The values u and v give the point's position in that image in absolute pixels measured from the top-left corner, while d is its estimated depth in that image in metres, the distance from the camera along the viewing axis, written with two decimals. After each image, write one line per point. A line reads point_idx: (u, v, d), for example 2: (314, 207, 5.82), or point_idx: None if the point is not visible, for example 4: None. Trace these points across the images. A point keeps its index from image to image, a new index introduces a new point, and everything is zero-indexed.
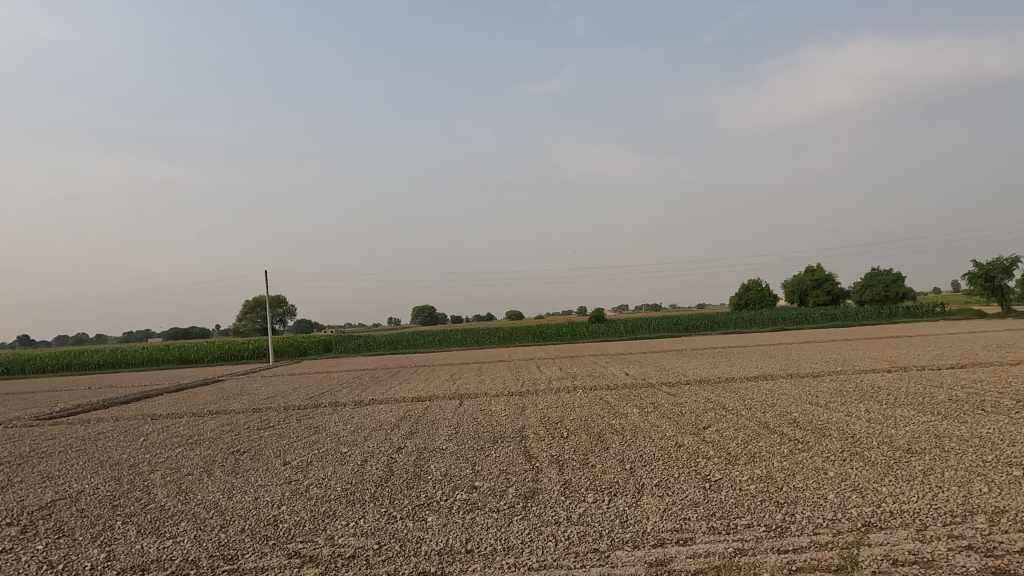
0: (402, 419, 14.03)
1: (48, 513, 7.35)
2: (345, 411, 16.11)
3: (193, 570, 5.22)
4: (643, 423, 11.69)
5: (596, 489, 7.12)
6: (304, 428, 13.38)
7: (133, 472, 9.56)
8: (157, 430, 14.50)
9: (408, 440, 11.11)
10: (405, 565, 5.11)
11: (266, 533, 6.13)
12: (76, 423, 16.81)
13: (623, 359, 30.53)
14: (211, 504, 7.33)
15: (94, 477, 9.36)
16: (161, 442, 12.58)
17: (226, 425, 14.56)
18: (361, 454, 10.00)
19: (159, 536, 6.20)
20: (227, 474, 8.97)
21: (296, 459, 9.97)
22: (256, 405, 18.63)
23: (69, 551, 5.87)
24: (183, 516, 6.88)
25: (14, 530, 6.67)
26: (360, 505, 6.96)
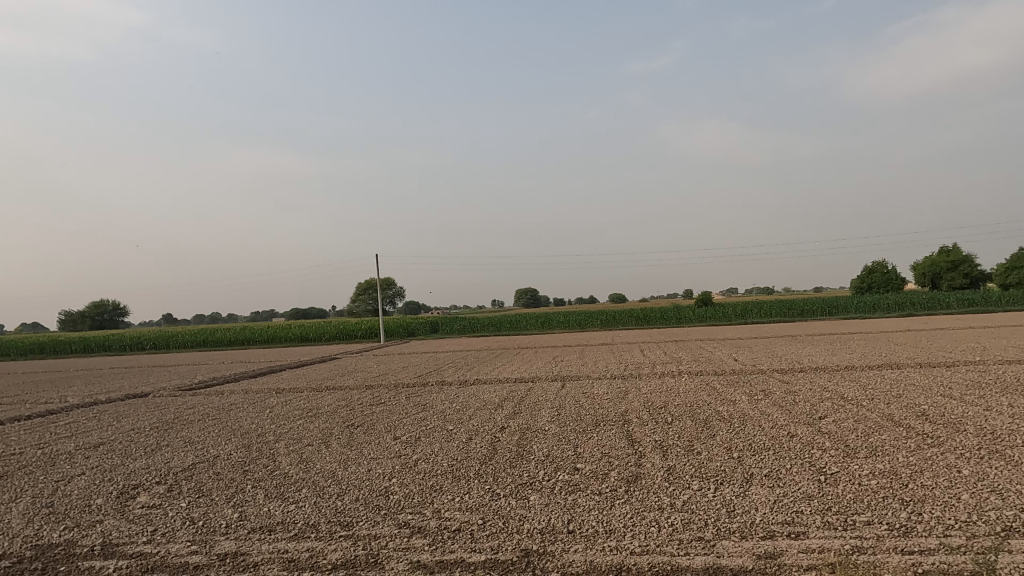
0: (506, 399, 14.30)
1: (189, 474, 8.14)
2: (452, 390, 16.65)
3: (314, 534, 5.61)
4: (753, 410, 11.23)
5: (702, 476, 6.94)
6: (413, 405, 13.98)
7: (259, 441, 10.39)
8: (281, 403, 15.66)
9: (511, 420, 11.31)
10: (509, 542, 5.24)
11: (378, 503, 6.47)
12: (212, 394, 18.45)
13: (732, 344, 29.48)
14: (329, 473, 7.83)
15: (228, 443, 10.26)
16: (285, 414, 13.59)
17: (342, 400, 15.47)
18: (466, 432, 10.29)
19: (284, 500, 6.71)
20: (342, 446, 9.53)
21: (405, 434, 10.41)
22: (368, 382, 19.66)
23: (207, 509, 6.49)
24: (304, 483, 7.41)
25: (161, 489, 7.44)
26: (465, 482, 7.18)
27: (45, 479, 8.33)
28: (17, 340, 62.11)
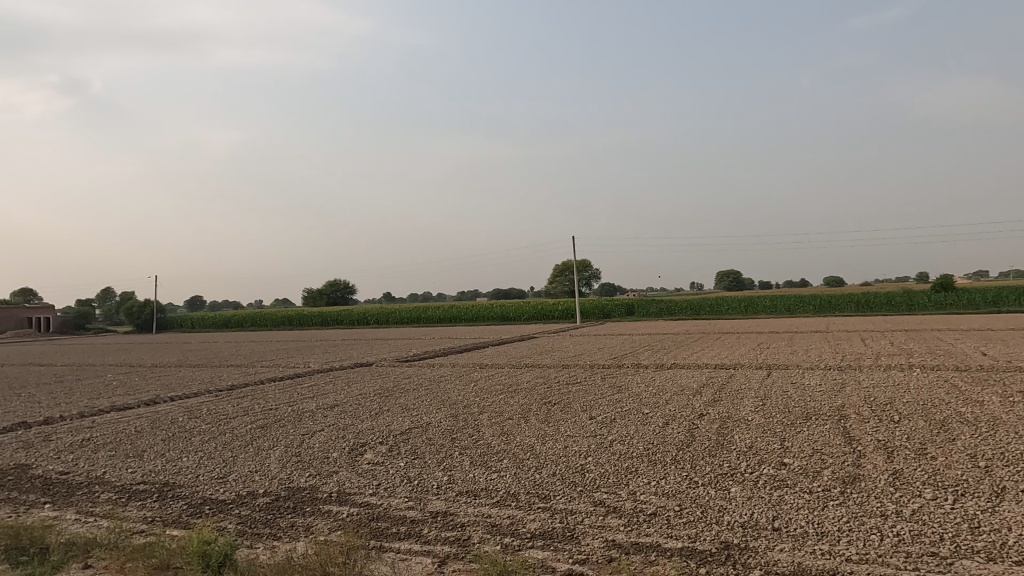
0: (705, 386, 13.78)
1: (406, 437, 9.02)
2: (648, 373, 16.46)
3: (514, 503, 5.91)
4: (1008, 414, 9.57)
5: (938, 485, 6.09)
6: (609, 387, 14.04)
7: (466, 411, 11.18)
8: (485, 377, 16.67)
9: (711, 407, 10.87)
10: (707, 532, 5.07)
11: (574, 479, 6.63)
12: (425, 367, 20.23)
13: (979, 337, 25.39)
14: (528, 447, 8.18)
15: (438, 412, 11.18)
16: (489, 388, 14.45)
17: (540, 378, 16.05)
18: (663, 417, 10.10)
19: (487, 468, 7.16)
20: (540, 422, 9.89)
21: (601, 415, 10.50)
22: (565, 362, 20.14)
23: (421, 470, 7.14)
24: (506, 454, 7.83)
25: (384, 448, 8.34)
26: (661, 466, 7.07)
27: (295, 432, 9.77)
28: (272, 313, 73.21)
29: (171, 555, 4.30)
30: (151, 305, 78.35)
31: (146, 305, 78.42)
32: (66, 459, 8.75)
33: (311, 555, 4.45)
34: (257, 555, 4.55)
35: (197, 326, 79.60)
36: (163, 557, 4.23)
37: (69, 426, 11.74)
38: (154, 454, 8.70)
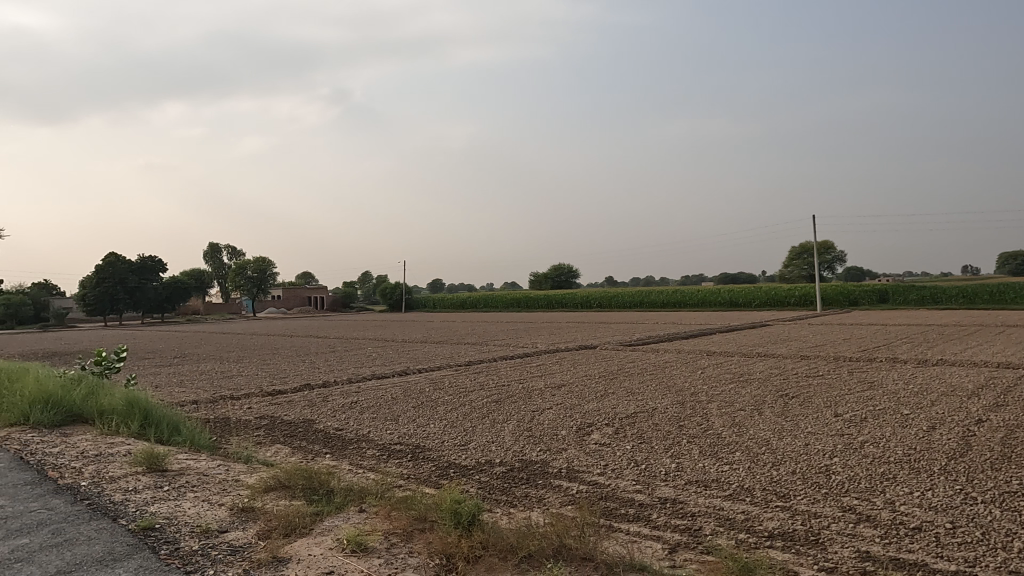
0: (984, 387, 11.72)
1: (632, 421, 9.03)
2: (906, 369, 14.48)
3: (748, 498, 5.60)
4: None
5: None
6: (857, 382, 12.62)
7: (693, 399, 10.85)
8: (713, 365, 16.03)
9: (992, 413, 9.21)
10: (991, 558, 4.31)
11: (817, 480, 6.08)
12: (649, 351, 20.05)
13: None
14: (762, 441, 7.69)
15: (665, 398, 11.00)
16: (717, 376, 13.87)
17: (775, 368, 14.98)
18: (928, 420, 8.80)
19: (718, 459, 6.88)
20: (776, 415, 9.23)
21: (849, 412, 9.48)
22: (804, 352, 18.56)
23: (648, 455, 7.11)
24: (738, 446, 7.45)
25: (610, 430, 8.45)
26: (927, 476, 6.17)
27: (526, 408, 10.33)
28: (502, 296, 78.10)
29: (427, 507, 4.80)
30: (401, 288, 88.39)
31: (397, 287, 88.64)
32: (341, 417, 10.27)
33: (545, 524, 4.67)
34: (497, 520, 4.90)
35: (438, 306, 88.00)
36: (420, 509, 4.75)
37: (342, 389, 13.76)
38: (408, 419, 9.83)
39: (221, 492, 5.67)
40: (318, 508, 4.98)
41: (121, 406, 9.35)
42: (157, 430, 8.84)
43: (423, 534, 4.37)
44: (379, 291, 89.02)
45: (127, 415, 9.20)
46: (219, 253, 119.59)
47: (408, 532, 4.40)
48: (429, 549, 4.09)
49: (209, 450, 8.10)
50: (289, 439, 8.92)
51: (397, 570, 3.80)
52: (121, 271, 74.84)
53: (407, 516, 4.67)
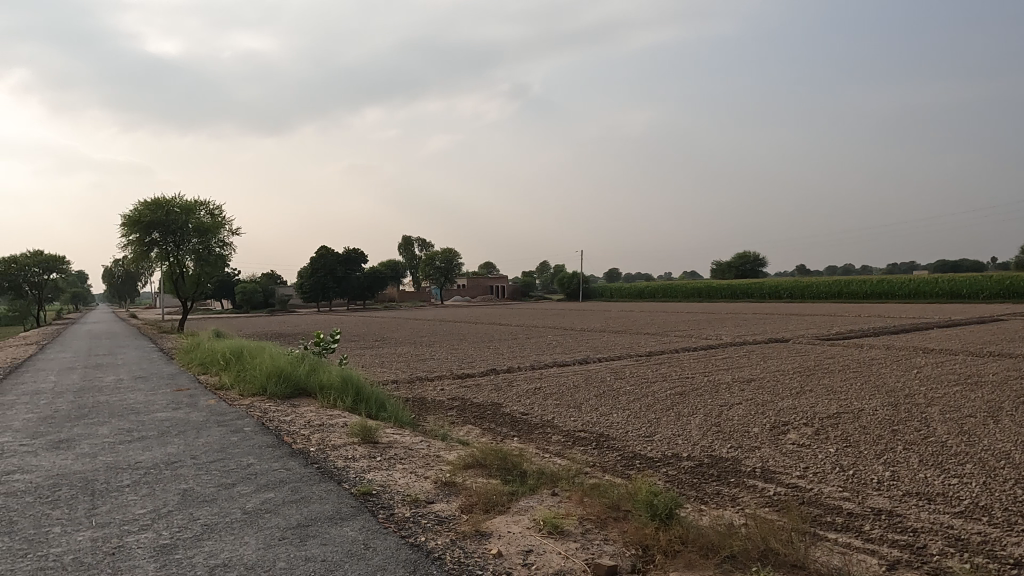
0: None
1: (835, 422, 8.28)
2: None
3: (985, 517, 4.88)
4: None
5: None
6: None
7: (908, 401, 9.69)
8: (931, 364, 14.18)
9: None
10: None
11: None
12: (852, 346, 18.25)
13: None
14: (1001, 454, 6.65)
15: (873, 399, 9.95)
16: (938, 377, 12.24)
17: (1014, 370, 12.89)
18: None
19: (944, 471, 6.08)
20: (1018, 425, 7.93)
21: None
22: None
23: (856, 460, 6.48)
24: (969, 458, 6.52)
25: (810, 430, 7.83)
26: None
27: (713, 402, 9.93)
28: (682, 285, 75.66)
29: (620, 496, 4.80)
30: (578, 277, 89.25)
31: (574, 276, 89.62)
32: (526, 402, 10.65)
33: (743, 524, 4.45)
34: (691, 515, 4.76)
35: (615, 296, 87.59)
36: (613, 497, 4.76)
37: (526, 375, 14.26)
38: (590, 407, 9.92)
39: (425, 466, 6.16)
40: (513, 488, 5.21)
41: (337, 383, 10.53)
42: (367, 406, 9.82)
43: (617, 523, 4.38)
44: (557, 281, 90.65)
45: (342, 391, 10.34)
46: (411, 245, 129.38)
47: (602, 520, 4.43)
48: (624, 539, 4.09)
49: (411, 426, 8.85)
50: (479, 420, 9.44)
51: (593, 555, 3.85)
52: (331, 263, 83.95)
53: (600, 503, 4.70)
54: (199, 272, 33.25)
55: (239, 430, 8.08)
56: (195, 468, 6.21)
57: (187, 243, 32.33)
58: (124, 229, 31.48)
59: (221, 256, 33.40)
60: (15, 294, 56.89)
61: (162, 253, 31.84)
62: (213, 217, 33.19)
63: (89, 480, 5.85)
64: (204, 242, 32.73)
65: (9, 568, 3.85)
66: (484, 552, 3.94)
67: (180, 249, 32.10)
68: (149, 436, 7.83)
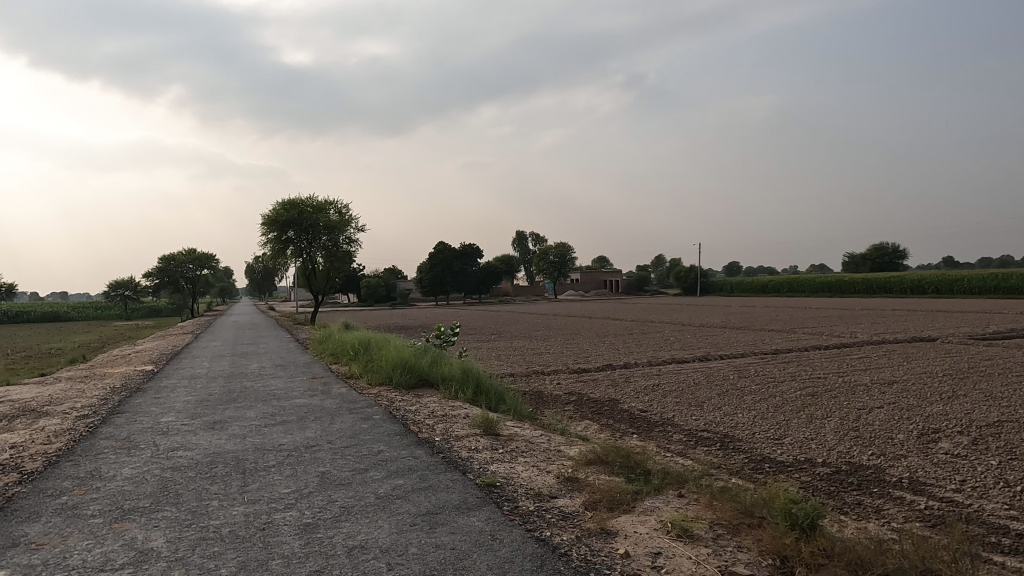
0: None
1: (996, 431, 7.45)
2: None
3: None
4: None
5: None
6: None
7: None
8: None
9: None
10: None
11: None
12: (1012, 348, 16.36)
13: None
14: None
15: None
16: None
17: None
18: None
19: None
20: None
21: None
22: None
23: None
24: None
25: (966, 440, 7.10)
26: None
27: (850, 405, 9.26)
28: (809, 280, 71.21)
29: (753, 502, 4.59)
30: (696, 271, 86.40)
31: (691, 270, 86.82)
32: (645, 399, 10.45)
33: (892, 540, 4.10)
34: (832, 526, 4.46)
35: (736, 291, 83.99)
36: (746, 503, 4.56)
37: (644, 371, 14.01)
38: (713, 406, 9.58)
39: (546, 460, 6.20)
40: (637, 487, 5.13)
41: (458, 375, 10.86)
42: (487, 398, 10.05)
43: (752, 530, 4.18)
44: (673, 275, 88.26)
45: (463, 383, 10.65)
46: (525, 240, 130.76)
47: (734, 525, 4.25)
48: (760, 547, 3.91)
49: (530, 420, 8.95)
50: (597, 416, 9.39)
51: (727, 562, 3.70)
52: (448, 258, 86.63)
53: (732, 508, 4.51)
54: (328, 267, 35.44)
55: (369, 417, 8.53)
56: (331, 452, 6.63)
57: (318, 240, 34.55)
58: (264, 227, 34.16)
59: (347, 252, 35.38)
60: (174, 287, 63.44)
61: (297, 250, 34.24)
62: (340, 216, 35.23)
63: (240, 459, 6.40)
64: (333, 239, 34.82)
65: (178, 536, 4.29)
66: (610, 551, 3.89)
67: (312, 246, 34.37)
68: (290, 420, 8.45)
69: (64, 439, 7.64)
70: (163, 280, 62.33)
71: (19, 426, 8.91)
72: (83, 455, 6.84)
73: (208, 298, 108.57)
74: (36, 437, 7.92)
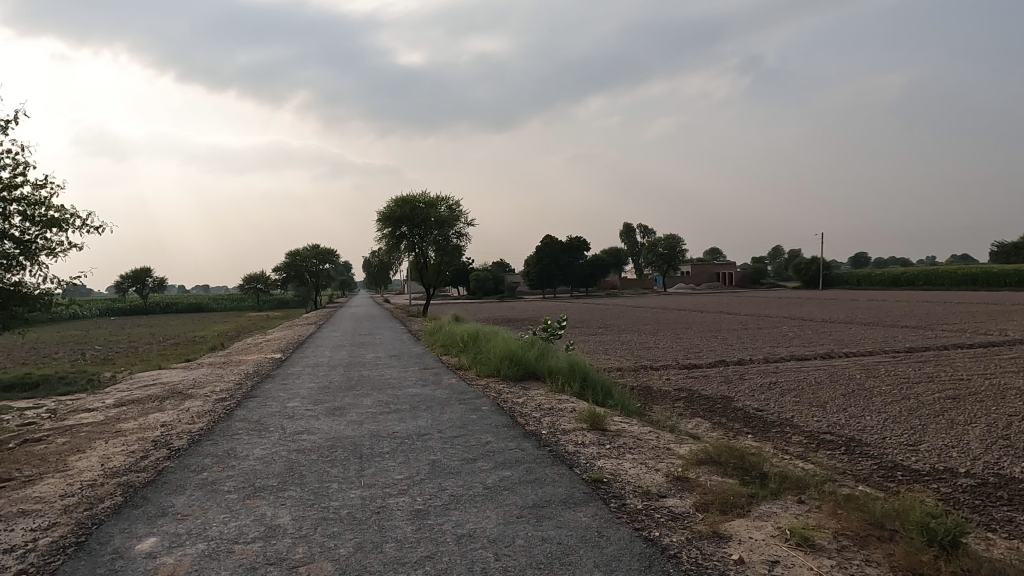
0: None
1: None
2: None
3: None
4: None
5: None
6: None
7: None
8: None
9: None
10: None
11: None
12: None
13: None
14: None
15: None
16: None
17: None
18: None
19: None
20: None
21: None
22: None
23: None
24: None
25: None
26: None
27: (998, 411, 8.35)
28: (949, 271, 65.02)
29: (883, 513, 4.25)
30: (818, 263, 81.34)
31: (813, 262, 81.91)
32: (760, 398, 9.97)
33: None
34: (975, 543, 4.04)
35: (863, 284, 78.24)
36: (875, 513, 4.23)
37: (759, 369, 13.38)
38: (837, 407, 8.98)
39: (655, 457, 6.07)
40: (752, 491, 4.90)
41: (565, 368, 10.87)
42: (594, 392, 9.98)
43: (882, 544, 3.87)
44: (791, 267, 83.58)
45: (570, 376, 10.65)
46: (633, 232, 128.43)
47: (862, 537, 3.96)
48: (891, 563, 3.61)
49: (638, 416, 8.80)
50: (709, 414, 9.07)
51: None
52: (555, 251, 86.82)
53: (860, 518, 4.21)
54: (439, 261, 36.51)
55: (478, 408, 8.73)
56: (442, 441, 6.84)
57: (430, 235, 35.68)
58: (380, 223, 35.76)
59: (457, 247, 36.28)
60: (300, 281, 67.92)
61: (409, 244, 35.56)
62: (451, 211, 36.16)
63: (357, 444, 6.75)
64: (443, 234, 35.83)
65: (302, 514, 4.59)
66: (723, 556, 3.75)
67: (423, 241, 35.55)
68: (403, 408, 8.82)
69: (206, 420, 8.40)
70: (290, 274, 66.86)
71: (168, 406, 9.91)
72: (221, 435, 7.49)
73: (330, 290, 115.23)
74: (182, 417, 8.75)
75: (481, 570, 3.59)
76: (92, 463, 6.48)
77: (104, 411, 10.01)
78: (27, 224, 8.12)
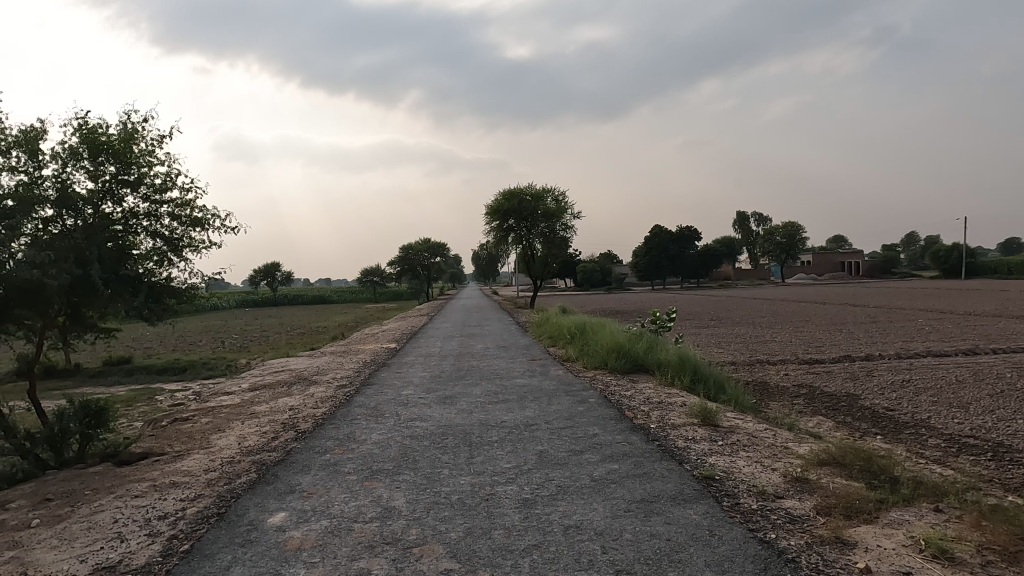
0: None
1: None
2: None
3: None
4: None
5: None
6: None
7: None
8: None
9: None
10: None
11: None
12: None
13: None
14: None
15: None
16: None
17: None
18: None
19: None
20: None
21: None
22: None
23: None
24: None
25: None
26: None
27: None
28: None
29: None
30: (959, 250, 74.29)
31: (955, 249, 74.85)
32: (891, 397, 9.26)
33: None
34: None
35: (1015, 272, 70.52)
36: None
37: (890, 365, 12.42)
38: (982, 409, 8.15)
39: (772, 456, 5.80)
40: (881, 496, 4.56)
41: (674, 361, 10.61)
42: (705, 386, 9.68)
43: None
44: (929, 256, 77.08)
45: (680, 370, 10.38)
46: (747, 220, 122.85)
47: (1012, 554, 3.58)
48: None
49: (752, 412, 8.43)
50: (831, 412, 8.54)
51: None
52: (664, 241, 84.76)
53: (1009, 532, 3.81)
54: (546, 253, 36.68)
55: (585, 400, 8.70)
56: (549, 432, 6.89)
57: (537, 228, 35.86)
58: (488, 216, 36.44)
59: (564, 238, 36.23)
60: (413, 275, 70.70)
61: (517, 237, 35.95)
62: (557, 203, 36.17)
63: (468, 433, 6.94)
64: (550, 226, 35.89)
65: (416, 498, 4.79)
66: (847, 564, 3.52)
67: (531, 233, 35.81)
68: (511, 398, 8.97)
69: (328, 405, 8.95)
70: (404, 267, 69.65)
71: (295, 391, 10.65)
72: (342, 419, 7.95)
73: (442, 283, 118.89)
74: (307, 402, 9.39)
75: (588, 562, 3.59)
76: (231, 442, 7.09)
77: (240, 394, 10.92)
78: (177, 224, 8.90)
